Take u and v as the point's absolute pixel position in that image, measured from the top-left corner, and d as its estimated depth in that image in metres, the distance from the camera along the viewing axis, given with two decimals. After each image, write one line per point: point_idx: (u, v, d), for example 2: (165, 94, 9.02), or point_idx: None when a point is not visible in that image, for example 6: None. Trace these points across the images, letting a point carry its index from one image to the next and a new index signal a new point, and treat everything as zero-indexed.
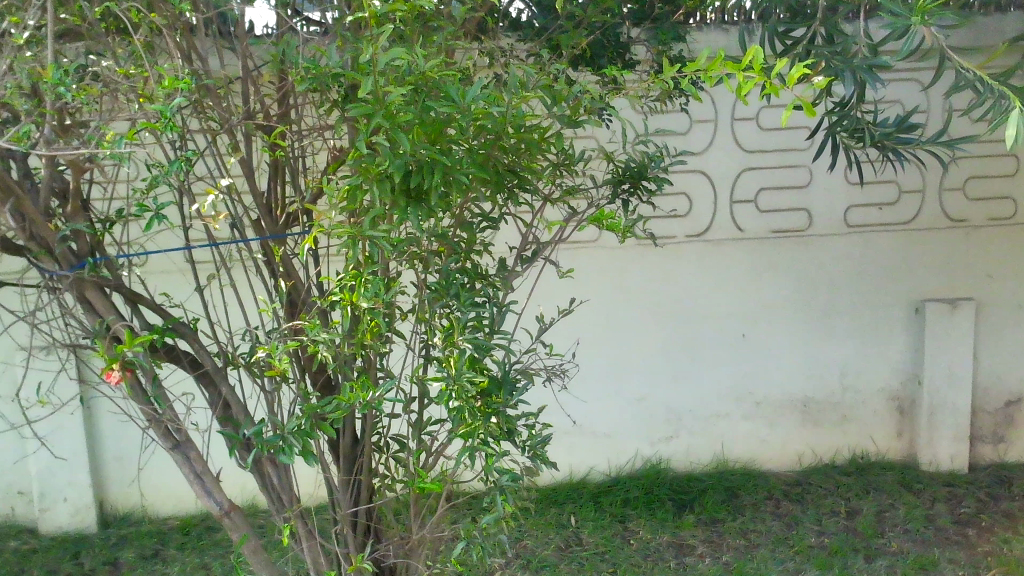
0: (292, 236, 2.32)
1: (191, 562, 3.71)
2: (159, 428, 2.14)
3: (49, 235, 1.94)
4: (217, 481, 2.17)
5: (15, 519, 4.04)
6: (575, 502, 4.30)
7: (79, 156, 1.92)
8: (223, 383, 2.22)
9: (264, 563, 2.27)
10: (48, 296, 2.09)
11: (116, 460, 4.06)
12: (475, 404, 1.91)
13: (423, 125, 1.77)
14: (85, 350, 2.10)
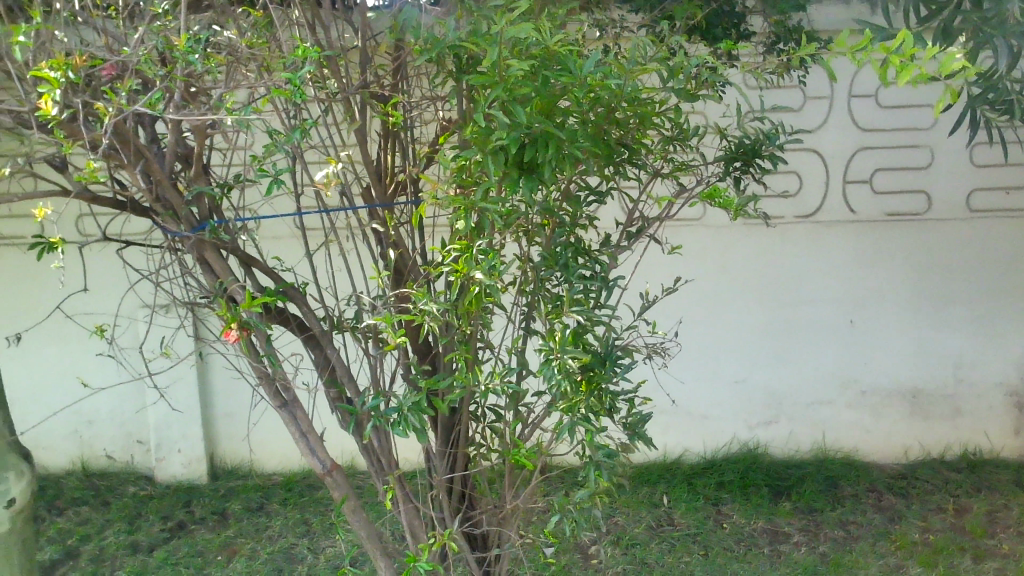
0: (401, 205, 2.38)
1: (293, 517, 3.86)
2: (269, 387, 2.22)
3: (174, 198, 2.03)
4: (321, 441, 2.25)
5: (133, 466, 4.28)
6: (668, 481, 4.26)
7: (205, 123, 2.00)
8: (329, 346, 2.28)
9: (362, 522, 2.33)
10: (171, 257, 2.19)
11: (226, 416, 4.26)
12: (577, 379, 1.91)
13: (540, 98, 1.78)
14: (203, 309, 2.19)
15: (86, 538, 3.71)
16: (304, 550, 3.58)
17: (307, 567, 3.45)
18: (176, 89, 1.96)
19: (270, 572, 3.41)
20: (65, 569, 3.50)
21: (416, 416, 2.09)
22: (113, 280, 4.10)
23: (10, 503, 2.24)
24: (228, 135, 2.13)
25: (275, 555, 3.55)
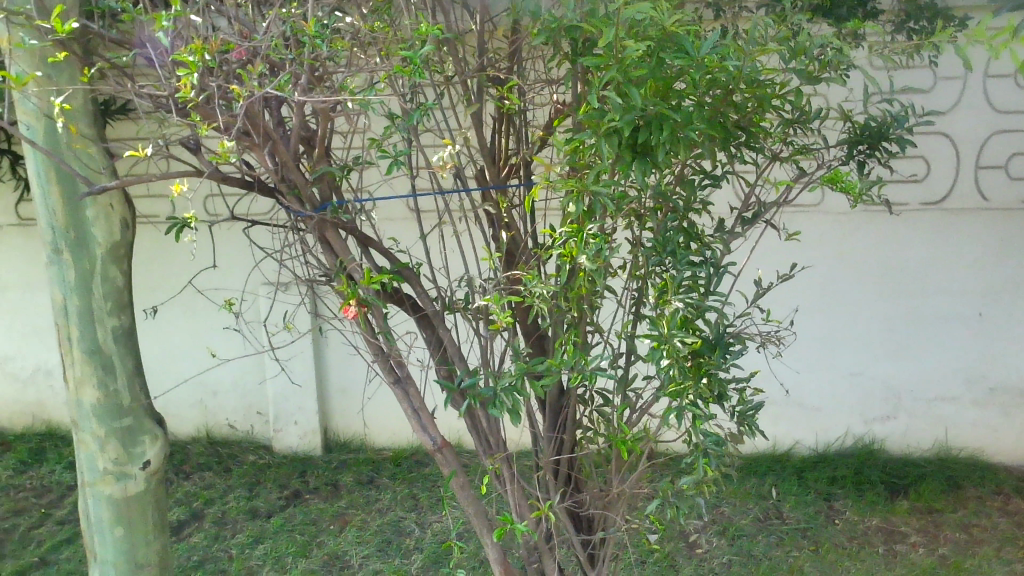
0: (513, 188, 2.40)
1: (401, 491, 3.96)
2: (383, 363, 2.28)
3: (298, 179, 2.11)
4: (432, 418, 2.29)
5: (253, 436, 4.48)
6: (778, 474, 4.17)
7: (329, 106, 2.07)
8: (441, 326, 2.33)
9: (470, 499, 2.37)
10: (293, 235, 2.28)
11: (339, 391, 4.40)
12: (686, 364, 1.88)
13: (656, 79, 1.76)
14: (322, 287, 2.27)
15: (210, 502, 3.92)
16: (412, 524, 3.68)
17: (415, 540, 3.55)
18: (303, 72, 2.03)
19: (380, 543, 3.52)
20: (191, 529, 3.71)
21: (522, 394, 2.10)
22: (239, 257, 4.30)
23: (146, 465, 2.32)
24: (349, 117, 2.20)
25: (385, 527, 3.66)
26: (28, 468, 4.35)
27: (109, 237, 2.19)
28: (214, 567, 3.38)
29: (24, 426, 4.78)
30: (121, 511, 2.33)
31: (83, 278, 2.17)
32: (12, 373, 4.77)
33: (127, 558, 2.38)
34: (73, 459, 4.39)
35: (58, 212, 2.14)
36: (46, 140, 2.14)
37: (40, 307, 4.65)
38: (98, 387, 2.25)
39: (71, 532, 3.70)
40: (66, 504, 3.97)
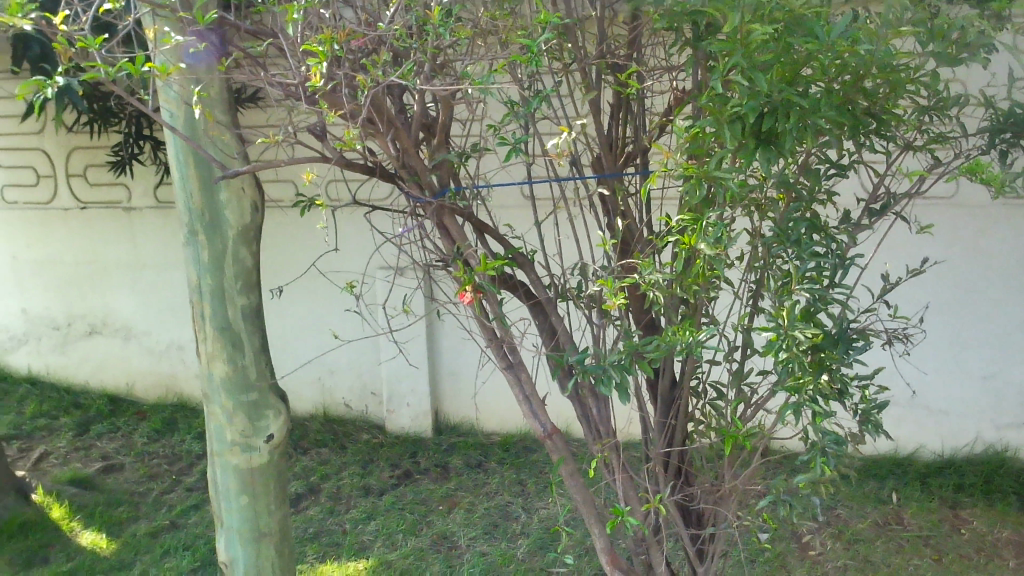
0: (630, 176, 2.38)
1: (509, 476, 4.00)
2: (497, 349, 2.30)
3: (419, 164, 2.15)
4: (543, 405, 2.30)
5: (367, 416, 4.62)
6: (898, 478, 4.00)
7: (449, 93, 2.10)
8: (554, 313, 2.33)
9: (579, 487, 2.37)
10: (413, 221, 2.32)
11: (450, 375, 4.48)
12: (807, 358, 1.81)
13: (782, 65, 1.70)
14: (439, 271, 2.31)
15: (326, 477, 4.07)
16: (519, 509, 3.71)
17: (522, 525, 3.58)
18: (426, 61, 2.08)
19: (487, 526, 3.58)
20: (308, 502, 3.87)
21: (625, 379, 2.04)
22: (357, 242, 4.43)
23: (270, 438, 2.43)
24: (469, 105, 2.24)
25: (492, 510, 3.71)
26: (161, 436, 4.63)
27: (240, 219, 2.29)
28: (328, 540, 3.51)
29: (159, 397, 5.09)
30: (247, 481, 2.44)
31: (215, 258, 2.28)
32: (148, 347, 5.07)
33: (251, 526, 2.50)
34: (201, 430, 4.65)
35: (195, 195, 2.25)
36: (185, 127, 2.23)
37: (174, 286, 4.93)
38: (228, 362, 2.36)
39: (199, 498, 3.92)
40: (194, 472, 4.20)
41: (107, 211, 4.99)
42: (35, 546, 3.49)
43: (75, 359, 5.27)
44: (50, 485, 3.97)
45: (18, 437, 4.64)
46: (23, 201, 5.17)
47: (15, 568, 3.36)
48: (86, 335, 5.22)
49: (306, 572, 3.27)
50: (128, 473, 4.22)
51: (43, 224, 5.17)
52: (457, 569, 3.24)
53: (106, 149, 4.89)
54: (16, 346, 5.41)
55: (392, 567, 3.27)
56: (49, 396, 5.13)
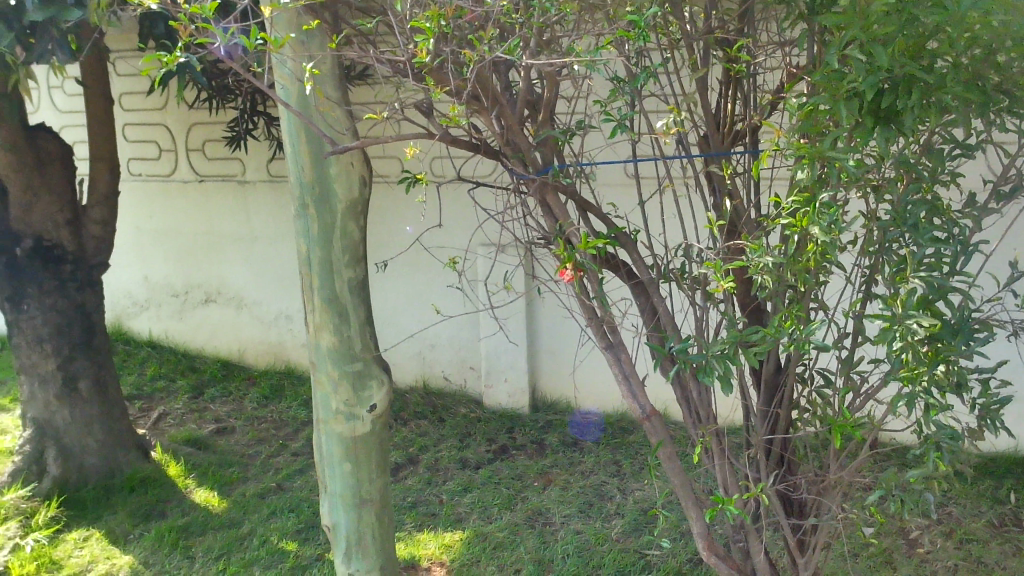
0: (738, 155, 2.31)
1: (605, 456, 3.99)
2: (597, 328, 2.28)
3: (523, 142, 2.14)
4: (643, 386, 2.28)
5: (466, 390, 4.69)
6: (1018, 478, 3.79)
7: (555, 69, 2.09)
8: (656, 294, 2.29)
9: (677, 471, 2.35)
10: (515, 199, 2.32)
11: (548, 353, 4.49)
12: (923, 348, 1.72)
13: (906, 38, 1.61)
14: (540, 249, 2.31)
15: (424, 449, 4.16)
16: (614, 490, 3.69)
17: (616, 505, 3.57)
18: (532, 36, 2.06)
19: (582, 505, 3.58)
20: (407, 472, 3.96)
21: (725, 368, 1.99)
22: (460, 218, 4.47)
23: (373, 408, 2.50)
24: (575, 81, 2.21)
25: (587, 489, 3.71)
26: (270, 402, 4.82)
27: (348, 193, 2.34)
28: (425, 510, 3.59)
29: (268, 364, 5.29)
30: (350, 449, 2.52)
31: (324, 232, 2.34)
32: (258, 316, 5.27)
33: (353, 492, 2.57)
34: (307, 397, 4.81)
35: (306, 169, 2.30)
36: (297, 103, 2.28)
37: (284, 258, 5.10)
38: (334, 332, 2.42)
39: (304, 463, 4.06)
40: (300, 438, 4.36)
41: (222, 183, 5.19)
42: (154, 500, 3.71)
43: (192, 325, 5.53)
44: (168, 444, 4.20)
45: (139, 397, 4.93)
46: (146, 173, 5.44)
47: (136, 520, 3.58)
48: (202, 302, 5.47)
49: (404, 539, 3.35)
50: (239, 436, 4.42)
51: (165, 196, 5.43)
52: (551, 546, 3.25)
53: (222, 125, 5.09)
54: (138, 311, 5.73)
55: (487, 540, 3.32)
56: (168, 360, 5.41)
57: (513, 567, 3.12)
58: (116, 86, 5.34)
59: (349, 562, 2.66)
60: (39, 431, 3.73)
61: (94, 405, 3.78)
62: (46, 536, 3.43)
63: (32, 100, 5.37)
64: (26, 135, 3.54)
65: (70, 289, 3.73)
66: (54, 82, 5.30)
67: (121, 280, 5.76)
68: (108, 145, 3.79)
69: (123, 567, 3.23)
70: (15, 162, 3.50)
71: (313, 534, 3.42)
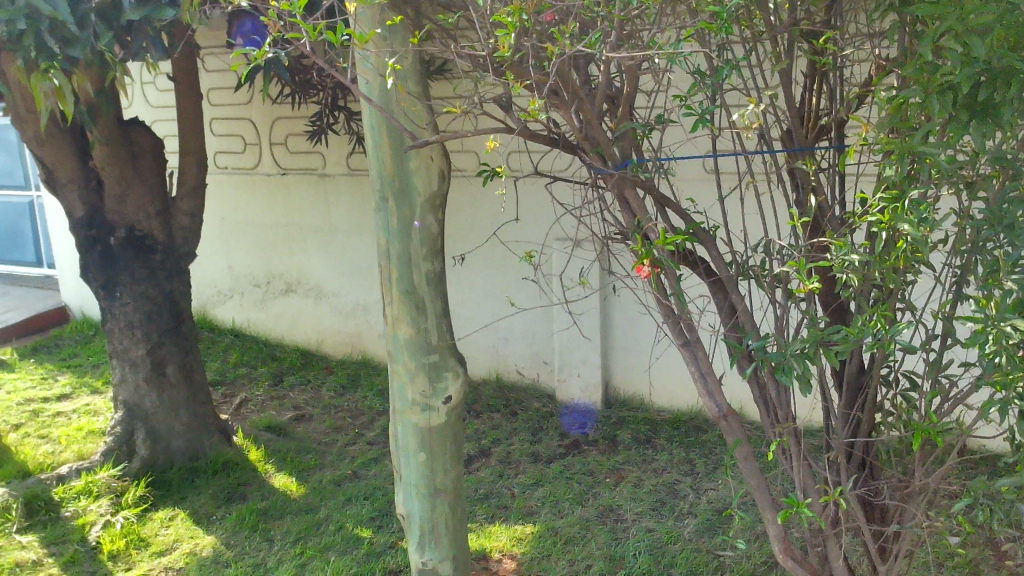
0: (822, 151, 2.26)
1: (678, 454, 3.94)
2: (674, 325, 2.26)
3: (602, 136, 2.13)
4: (720, 385, 2.25)
5: (539, 384, 4.70)
6: None
7: (635, 63, 2.07)
8: (735, 292, 2.25)
9: (754, 472, 2.31)
10: (593, 194, 2.31)
11: (623, 349, 4.47)
12: (1018, 353, 1.64)
13: (1005, 28, 1.54)
14: (618, 245, 2.29)
15: (497, 441, 4.18)
16: (687, 489, 3.65)
17: (689, 504, 3.53)
18: (613, 29, 2.05)
19: (654, 502, 3.55)
20: (479, 464, 3.99)
21: (806, 368, 1.94)
22: (536, 212, 4.48)
23: (448, 400, 2.53)
24: (656, 75, 2.19)
25: (660, 487, 3.68)
26: (346, 391, 4.92)
27: (428, 187, 2.36)
28: (497, 502, 3.61)
29: (346, 354, 5.40)
30: (425, 440, 2.55)
31: (404, 225, 2.37)
32: (337, 306, 5.38)
33: (427, 482, 2.60)
34: (382, 388, 4.89)
35: (387, 163, 2.34)
36: (379, 98, 2.30)
37: (362, 250, 5.19)
38: (411, 324, 2.45)
39: (378, 453, 4.13)
40: (375, 427, 4.43)
41: (304, 176, 5.31)
42: (236, 483, 3.83)
43: (273, 314, 5.68)
44: (249, 430, 4.33)
45: (223, 383, 5.09)
46: (232, 166, 5.61)
47: (218, 502, 3.70)
48: (283, 292, 5.61)
49: (475, 530, 3.38)
50: (316, 424, 4.52)
51: (249, 188, 5.58)
52: (622, 543, 3.24)
53: (305, 119, 5.21)
54: (223, 300, 5.91)
55: (558, 534, 3.32)
56: (250, 348, 5.57)
57: (584, 563, 3.11)
58: (205, 81, 5.52)
59: (422, 551, 2.69)
60: (129, 414, 3.89)
61: (180, 390, 3.93)
62: (135, 515, 3.58)
63: (126, 95, 5.59)
64: (121, 130, 3.69)
65: (160, 278, 3.88)
66: (147, 79, 5.51)
67: (207, 270, 5.95)
68: (197, 139, 3.92)
69: (206, 547, 3.35)
70: (111, 155, 3.65)
71: (387, 521, 3.48)
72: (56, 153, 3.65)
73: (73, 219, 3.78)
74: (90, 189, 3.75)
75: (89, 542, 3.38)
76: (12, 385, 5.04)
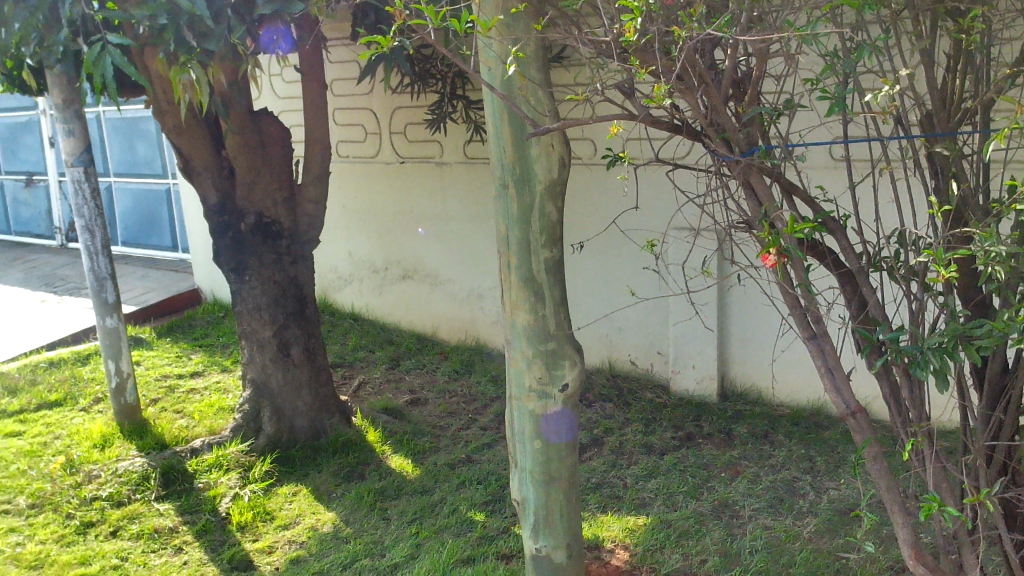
0: (965, 136, 2.12)
1: (797, 451, 3.82)
2: (799, 318, 2.18)
3: (728, 122, 2.07)
4: (848, 381, 2.16)
5: (653, 374, 4.65)
6: None
7: (766, 46, 2.00)
8: (866, 285, 2.15)
9: (883, 472, 2.21)
10: (717, 181, 2.25)
11: (740, 341, 4.36)
12: None
13: None
14: (742, 234, 2.23)
15: (609, 431, 4.16)
16: (807, 487, 3.53)
17: (809, 503, 3.41)
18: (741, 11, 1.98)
19: (772, 499, 3.45)
20: (592, 454, 3.98)
21: (946, 364, 1.83)
22: (654, 200, 4.42)
23: (565, 388, 2.52)
24: (787, 58, 2.11)
25: (778, 484, 3.57)
26: (460, 376, 5.00)
27: (548, 174, 2.36)
28: (609, 492, 3.60)
29: (460, 340, 5.48)
30: (540, 427, 2.55)
31: (524, 212, 2.38)
32: (452, 293, 5.47)
33: (542, 469, 2.61)
34: (495, 374, 4.94)
35: (507, 150, 2.34)
36: (501, 85, 2.31)
37: (478, 238, 5.25)
38: (529, 312, 2.46)
39: (491, 438, 4.17)
40: (488, 413, 4.48)
41: (421, 165, 5.41)
42: (354, 463, 3.95)
43: (390, 300, 5.83)
44: (367, 412, 4.46)
45: (342, 365, 5.27)
46: (353, 155, 5.77)
47: (338, 480, 3.83)
48: (400, 278, 5.74)
49: (587, 520, 3.38)
50: (431, 408, 4.61)
51: (368, 176, 5.73)
52: (738, 539, 3.17)
53: (424, 108, 5.29)
54: (342, 285, 6.09)
55: (671, 527, 3.28)
56: (368, 332, 5.73)
57: (698, 557, 3.06)
58: (329, 73, 5.69)
59: (536, 537, 2.71)
60: (257, 392, 4.08)
61: (304, 371, 4.08)
62: (261, 489, 3.74)
63: (256, 87, 5.83)
64: (251, 120, 3.84)
65: (285, 262, 4.03)
66: (275, 71, 5.72)
67: (328, 256, 6.15)
68: (322, 128, 4.04)
69: (326, 523, 3.47)
70: (241, 145, 3.81)
71: (500, 506, 3.51)
72: (192, 143, 3.83)
73: (208, 205, 3.97)
74: (222, 177, 3.93)
75: (220, 513, 3.56)
76: (150, 362, 5.36)
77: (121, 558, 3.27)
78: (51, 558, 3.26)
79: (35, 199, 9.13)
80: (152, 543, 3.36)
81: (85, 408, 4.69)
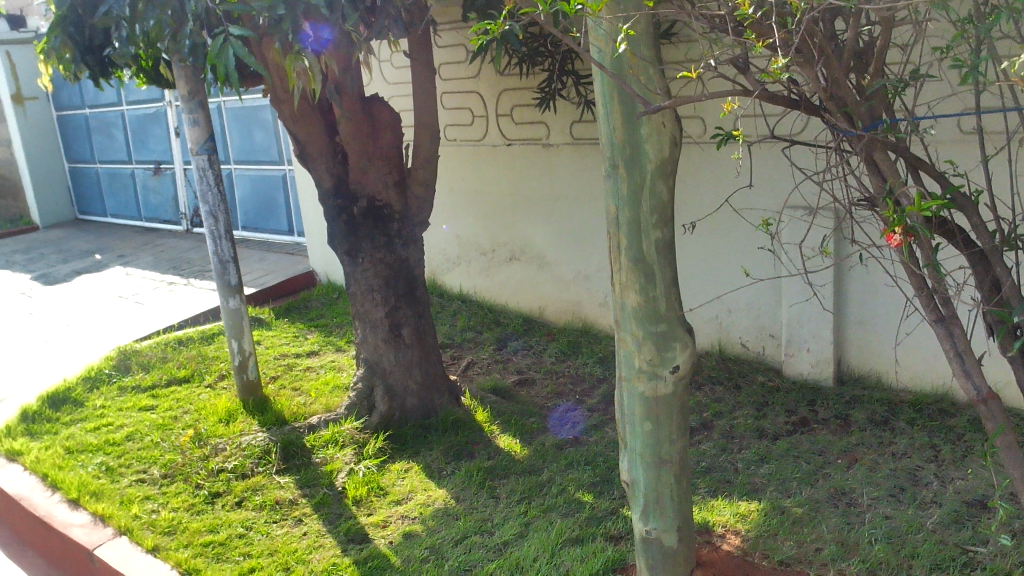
0: None
1: (920, 438, 3.66)
2: (926, 299, 2.08)
3: (850, 96, 1.98)
4: (980, 365, 2.06)
5: (766, 357, 4.54)
6: None
7: (892, 15, 1.90)
8: (1000, 264, 2.03)
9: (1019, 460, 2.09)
10: (838, 158, 2.17)
11: (859, 324, 4.21)
12: None
13: None
14: (865, 211, 2.14)
15: (719, 415, 4.09)
16: (931, 476, 3.38)
17: (933, 493, 3.27)
18: None
19: (892, 488, 3.32)
20: (701, 437, 3.92)
21: None
22: (767, 178, 4.30)
23: (676, 369, 2.48)
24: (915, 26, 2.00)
25: (898, 472, 3.43)
26: (567, 357, 5.01)
27: (659, 153, 2.32)
28: (720, 476, 3.54)
29: (566, 322, 5.49)
30: (651, 408, 2.53)
31: (634, 191, 2.35)
32: (559, 275, 5.48)
33: (653, 451, 2.59)
34: (602, 355, 4.93)
35: (618, 130, 2.32)
36: (611, 64, 2.29)
37: (585, 219, 5.23)
38: (640, 293, 2.43)
39: (599, 419, 4.16)
40: (595, 394, 4.47)
41: (528, 147, 5.42)
42: (464, 441, 4.02)
43: (498, 282, 5.88)
44: (476, 391, 4.52)
45: (451, 345, 5.36)
46: (461, 138, 5.83)
47: (449, 458, 3.90)
48: (508, 260, 5.78)
49: (698, 503, 3.33)
50: (538, 388, 4.64)
51: (475, 159, 5.78)
52: (856, 528, 3.07)
53: (530, 90, 5.30)
54: (451, 267, 6.19)
55: (786, 513, 3.20)
56: (476, 313, 5.80)
57: (813, 545, 2.98)
58: (437, 58, 5.77)
59: (646, 519, 2.69)
60: (370, 371, 4.20)
61: (414, 351, 4.18)
62: (375, 465, 3.86)
63: (367, 74, 5.96)
64: (363, 106, 3.92)
65: (395, 244, 4.12)
66: (384, 57, 5.84)
67: (437, 239, 6.25)
68: (431, 112, 4.08)
69: (437, 499, 3.55)
70: (354, 131, 3.90)
71: (608, 487, 3.51)
72: (307, 130, 3.94)
73: (323, 190, 4.09)
74: (335, 162, 4.03)
75: (336, 487, 3.70)
76: (270, 341, 5.60)
77: (246, 527, 3.45)
78: (183, 524, 3.47)
79: (163, 186, 9.64)
80: (274, 514, 3.53)
81: (211, 384, 4.94)
